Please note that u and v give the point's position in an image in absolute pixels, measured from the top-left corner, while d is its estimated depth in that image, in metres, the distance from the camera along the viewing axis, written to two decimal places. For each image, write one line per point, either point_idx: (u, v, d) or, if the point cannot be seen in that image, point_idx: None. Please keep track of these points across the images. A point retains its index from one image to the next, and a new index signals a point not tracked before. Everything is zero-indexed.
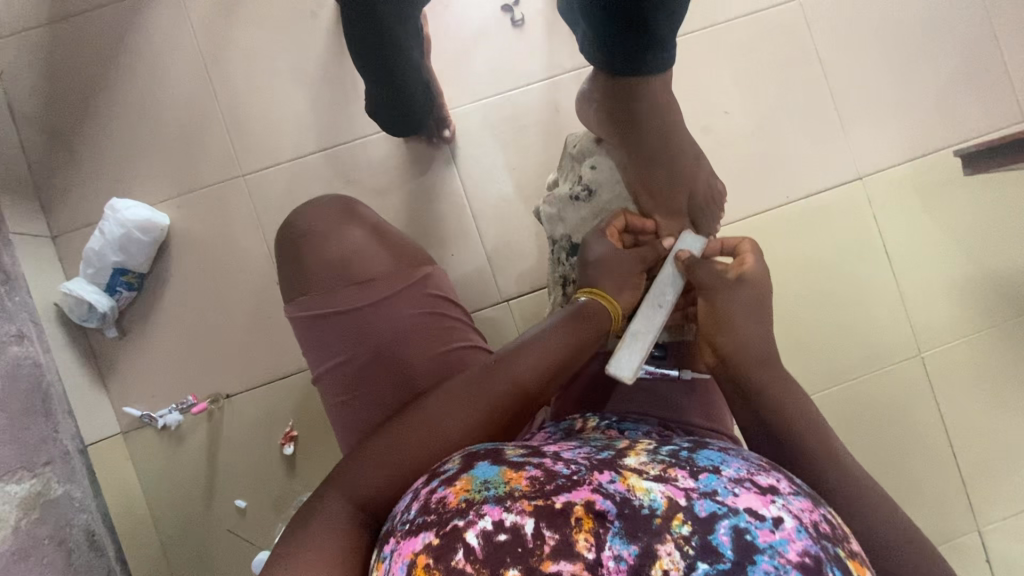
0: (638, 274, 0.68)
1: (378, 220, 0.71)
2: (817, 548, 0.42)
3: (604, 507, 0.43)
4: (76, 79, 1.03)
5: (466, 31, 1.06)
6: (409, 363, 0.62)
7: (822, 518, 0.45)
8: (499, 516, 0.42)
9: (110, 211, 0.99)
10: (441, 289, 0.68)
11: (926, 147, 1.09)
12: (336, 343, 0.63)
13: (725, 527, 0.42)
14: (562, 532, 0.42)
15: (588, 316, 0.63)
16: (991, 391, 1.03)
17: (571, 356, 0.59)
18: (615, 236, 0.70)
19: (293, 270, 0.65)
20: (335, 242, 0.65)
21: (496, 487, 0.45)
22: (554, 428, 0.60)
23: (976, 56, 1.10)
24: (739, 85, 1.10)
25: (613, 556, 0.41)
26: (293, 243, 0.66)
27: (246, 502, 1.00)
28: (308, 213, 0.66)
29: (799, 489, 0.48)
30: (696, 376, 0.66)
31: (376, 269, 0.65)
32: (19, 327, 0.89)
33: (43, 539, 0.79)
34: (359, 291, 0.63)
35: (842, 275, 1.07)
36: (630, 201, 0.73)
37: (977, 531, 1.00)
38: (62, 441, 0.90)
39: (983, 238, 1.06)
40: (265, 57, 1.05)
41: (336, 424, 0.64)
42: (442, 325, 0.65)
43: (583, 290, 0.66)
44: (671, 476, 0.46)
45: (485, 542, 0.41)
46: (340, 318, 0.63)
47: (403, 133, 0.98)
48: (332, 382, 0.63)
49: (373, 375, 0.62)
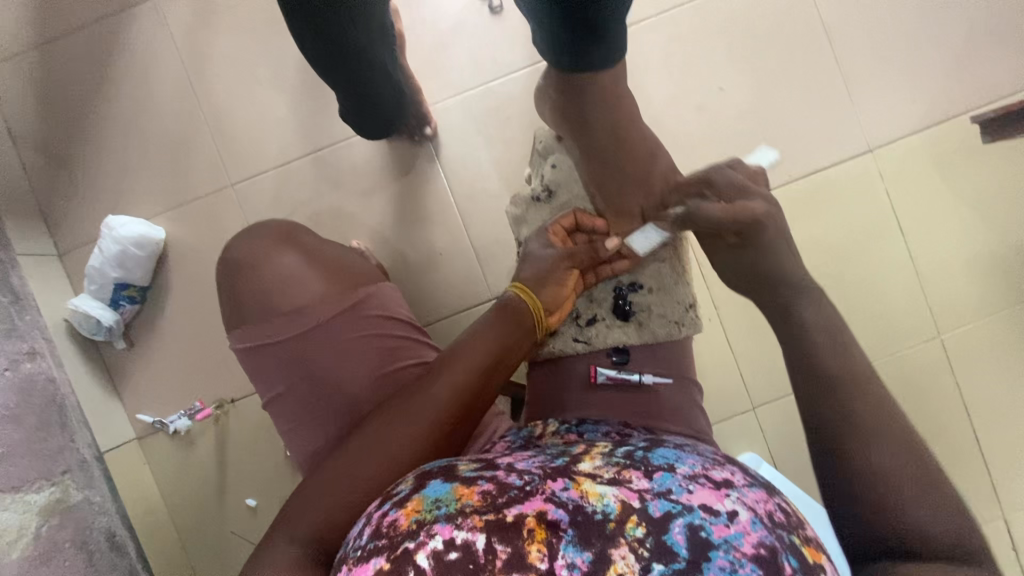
0: (566, 270, 0.68)
1: (317, 241, 0.70)
2: (773, 539, 0.41)
3: (556, 516, 0.43)
4: (67, 101, 1.06)
5: (442, 23, 1.03)
6: (351, 389, 0.63)
7: (777, 508, 0.45)
8: (450, 534, 0.42)
9: (107, 228, 1.02)
10: (384, 307, 0.68)
11: (943, 112, 1.01)
12: (279, 372, 0.64)
13: (679, 526, 0.42)
14: (514, 545, 0.41)
15: (509, 312, 0.64)
16: (1016, 370, 0.96)
17: (499, 368, 0.60)
18: (562, 236, 0.71)
19: (232, 302, 0.66)
20: (269, 271, 0.65)
21: (447, 505, 0.45)
22: (514, 436, 0.61)
23: (1001, 8, 1.01)
24: (734, 58, 1.04)
25: (566, 566, 0.40)
26: (229, 275, 0.66)
27: (256, 501, 1.05)
28: (240, 243, 0.67)
29: (753, 480, 0.47)
30: (657, 380, 0.65)
31: (310, 296, 0.64)
32: (30, 344, 0.94)
33: (63, 543, 0.85)
34: (293, 321, 0.63)
35: (850, 256, 1.00)
36: (586, 202, 0.73)
37: (1003, 518, 0.94)
38: (78, 450, 0.95)
39: (1008, 207, 0.98)
40: (244, 64, 1.05)
41: (292, 448, 0.66)
42: (385, 346, 0.65)
43: (514, 285, 0.67)
44: (625, 477, 0.46)
45: (435, 562, 0.41)
46: (279, 348, 0.63)
47: (381, 133, 0.96)
48: (281, 410, 0.65)
49: (314, 402, 0.63)
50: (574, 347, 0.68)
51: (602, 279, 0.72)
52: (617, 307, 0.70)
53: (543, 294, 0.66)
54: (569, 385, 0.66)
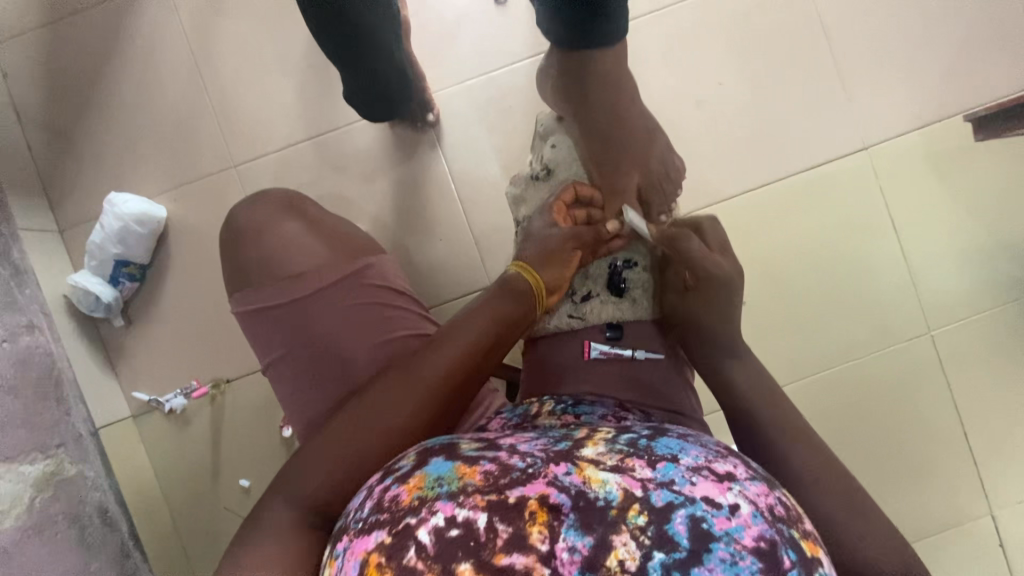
0: (571, 250, 0.69)
1: (321, 213, 0.72)
2: (773, 533, 0.42)
3: (558, 500, 0.44)
4: (74, 79, 1.07)
5: (447, 12, 1.05)
6: (350, 356, 0.64)
7: (778, 501, 0.46)
8: (452, 512, 0.43)
9: (109, 205, 1.03)
10: (383, 279, 0.69)
11: (936, 112, 1.03)
12: (280, 337, 0.65)
13: (681, 516, 0.42)
14: (515, 525, 0.43)
15: (510, 290, 0.64)
16: (1005, 369, 0.97)
17: (500, 336, 0.61)
18: (562, 213, 0.71)
19: (236, 266, 0.66)
20: (274, 237, 0.66)
21: (448, 483, 0.46)
22: (512, 413, 0.62)
23: (996, 11, 1.03)
24: (733, 54, 1.06)
25: (567, 548, 0.42)
26: (232, 240, 0.67)
27: (250, 481, 1.05)
28: (247, 209, 0.68)
29: (755, 474, 0.48)
30: (651, 355, 0.66)
31: (314, 263, 0.65)
32: (29, 318, 0.94)
33: (56, 516, 0.86)
34: (296, 286, 0.64)
35: (845, 250, 1.02)
36: (584, 177, 0.74)
37: (990, 514, 0.95)
38: (74, 424, 0.95)
39: (999, 210, 1.00)
40: (250, 48, 1.06)
41: (289, 415, 0.67)
42: (385, 316, 0.67)
43: (514, 264, 0.67)
44: (628, 466, 0.46)
45: (437, 538, 0.42)
46: (282, 312, 0.64)
47: (385, 118, 0.98)
48: (280, 375, 0.65)
49: (315, 367, 0.64)
50: (567, 323, 0.70)
51: (597, 257, 0.73)
52: (611, 283, 0.71)
53: (542, 268, 0.67)
54: (562, 360, 0.67)
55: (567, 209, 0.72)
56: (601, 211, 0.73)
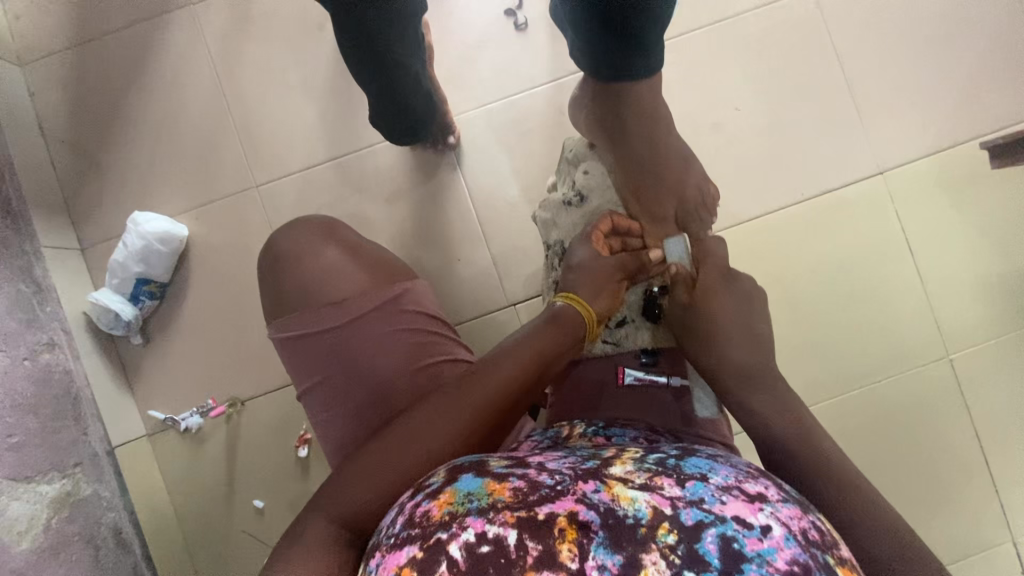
0: (617, 280, 0.70)
1: (358, 238, 0.72)
2: (806, 557, 0.41)
3: (588, 517, 0.43)
4: (100, 99, 1.08)
5: (469, 38, 1.07)
6: (388, 382, 0.64)
7: (811, 526, 0.45)
8: (482, 528, 0.43)
9: (132, 224, 1.04)
10: (419, 305, 0.69)
11: (950, 139, 1.04)
12: (317, 363, 0.65)
13: (711, 536, 0.42)
14: (545, 542, 0.42)
15: (561, 321, 0.64)
16: (1023, 395, 0.97)
17: (542, 363, 0.61)
18: (600, 241, 0.72)
19: (274, 291, 0.67)
20: (312, 262, 0.66)
21: (479, 499, 0.45)
22: (542, 436, 0.62)
23: (1007, 41, 1.05)
24: (750, 81, 1.08)
25: (598, 566, 0.41)
26: (271, 266, 0.67)
27: (264, 502, 1.04)
28: (287, 234, 0.68)
29: (788, 496, 0.47)
30: (684, 382, 0.67)
31: (352, 289, 0.66)
32: (48, 335, 0.94)
33: (72, 536, 0.85)
34: (335, 312, 0.64)
35: (862, 274, 1.02)
36: (619, 205, 0.76)
37: (1012, 542, 0.94)
38: (90, 443, 0.95)
39: (1014, 235, 1.00)
40: (275, 70, 1.07)
41: (324, 440, 0.67)
42: (422, 342, 0.67)
43: (561, 295, 0.68)
44: (657, 484, 0.46)
45: (468, 554, 0.42)
46: (321, 338, 0.65)
47: (408, 141, 0.99)
48: (316, 401, 0.66)
49: (352, 393, 0.64)
50: (603, 348, 0.72)
51: (634, 283, 0.74)
52: (646, 310, 0.73)
53: (592, 300, 0.67)
54: (595, 383, 0.68)
55: (605, 237, 0.73)
56: (638, 239, 0.75)
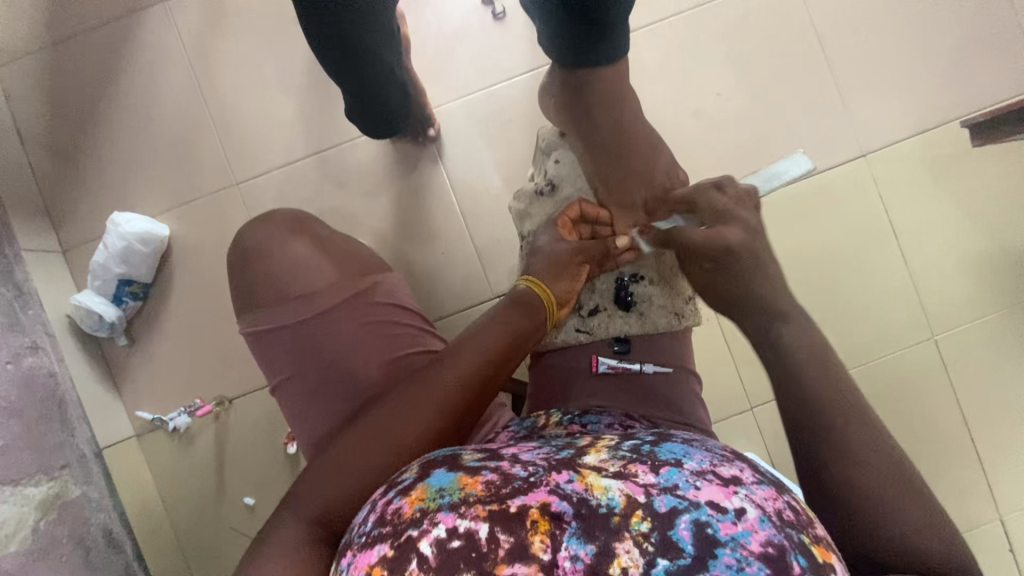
0: (580, 263, 0.71)
1: (327, 231, 0.72)
2: (780, 538, 0.42)
3: (560, 508, 0.43)
4: (76, 101, 1.07)
5: (446, 28, 1.06)
6: (359, 374, 0.64)
7: (786, 506, 0.45)
8: (453, 523, 0.43)
9: (112, 225, 1.03)
10: (390, 297, 0.69)
11: (932, 119, 1.04)
12: (288, 357, 0.65)
13: (685, 522, 0.42)
14: (517, 534, 0.42)
15: (521, 304, 0.65)
16: (1008, 373, 0.97)
17: (509, 349, 0.61)
18: (568, 227, 0.74)
19: (244, 287, 0.67)
20: (281, 257, 0.66)
21: (451, 493, 0.45)
22: (519, 426, 0.62)
23: (987, 19, 1.04)
24: (730, 66, 1.07)
25: (570, 557, 0.41)
26: (241, 262, 0.67)
27: (254, 499, 1.04)
28: (256, 229, 0.68)
29: (763, 478, 0.47)
30: (659, 369, 0.67)
31: (321, 282, 0.66)
32: (32, 339, 0.94)
33: (61, 538, 0.85)
34: (304, 306, 0.64)
35: (848, 257, 1.02)
36: (589, 193, 0.76)
37: (999, 519, 0.95)
38: (78, 445, 0.95)
39: (999, 213, 1.00)
40: (252, 67, 1.07)
41: (298, 435, 0.67)
42: (393, 334, 0.67)
43: (523, 277, 0.69)
44: (631, 472, 0.46)
45: (439, 550, 0.42)
46: (291, 333, 0.65)
47: (387, 134, 0.99)
48: (290, 395, 0.66)
49: (324, 385, 0.64)
50: (575, 338, 0.72)
51: (605, 271, 0.75)
52: (618, 297, 0.73)
53: (551, 281, 0.69)
54: (566, 370, 0.69)
55: (574, 224, 0.75)
56: (608, 227, 0.75)
